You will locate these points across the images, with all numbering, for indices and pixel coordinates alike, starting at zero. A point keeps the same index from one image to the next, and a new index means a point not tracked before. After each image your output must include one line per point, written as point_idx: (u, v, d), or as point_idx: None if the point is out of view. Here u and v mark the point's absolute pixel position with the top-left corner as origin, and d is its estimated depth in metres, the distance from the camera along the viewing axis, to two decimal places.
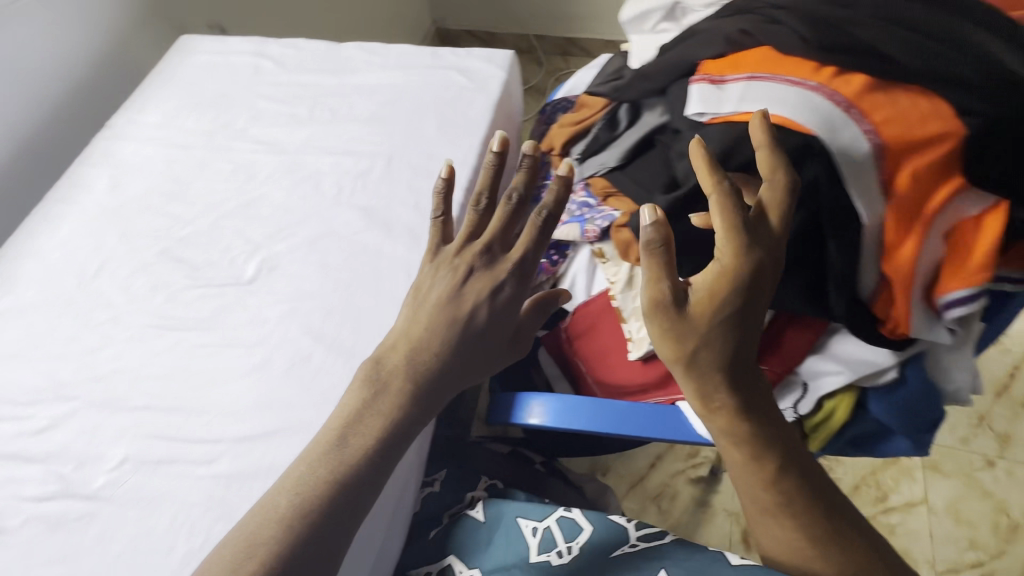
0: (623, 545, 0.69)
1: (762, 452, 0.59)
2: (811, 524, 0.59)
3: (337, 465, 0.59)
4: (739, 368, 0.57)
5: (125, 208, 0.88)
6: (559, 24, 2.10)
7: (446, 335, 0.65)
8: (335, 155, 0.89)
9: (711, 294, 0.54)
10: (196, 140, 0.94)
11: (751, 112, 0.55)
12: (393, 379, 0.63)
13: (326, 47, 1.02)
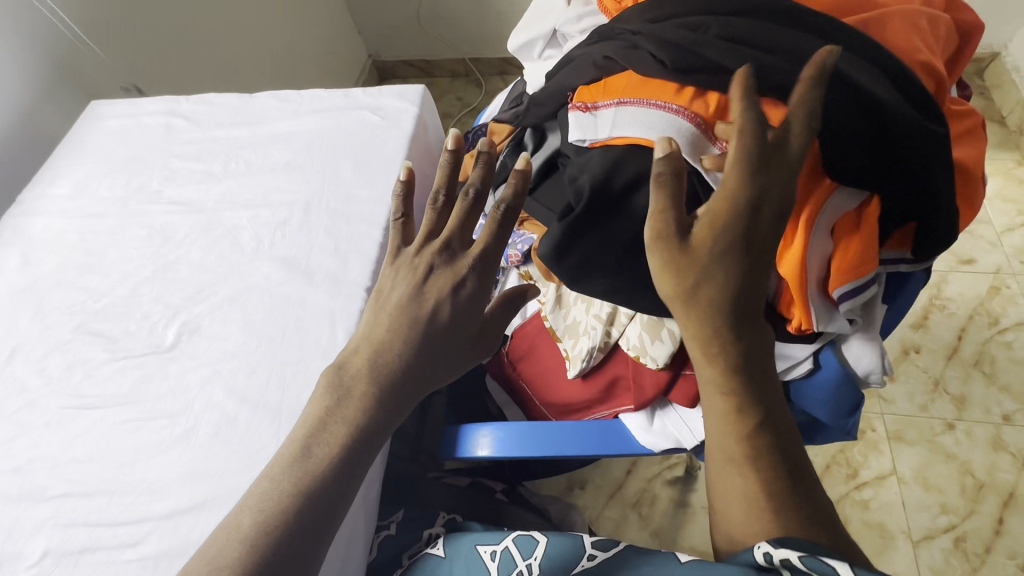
0: (582, 559, 0.65)
1: (745, 403, 0.57)
2: (780, 487, 0.56)
3: (272, 504, 0.56)
4: (741, 311, 0.54)
5: (38, 286, 0.85)
6: (492, 49, 2.14)
7: (406, 339, 0.63)
8: (253, 208, 0.88)
9: (716, 232, 0.51)
10: (109, 207, 0.92)
11: (624, 136, 0.57)
12: (357, 383, 0.62)
13: (238, 99, 1.02)
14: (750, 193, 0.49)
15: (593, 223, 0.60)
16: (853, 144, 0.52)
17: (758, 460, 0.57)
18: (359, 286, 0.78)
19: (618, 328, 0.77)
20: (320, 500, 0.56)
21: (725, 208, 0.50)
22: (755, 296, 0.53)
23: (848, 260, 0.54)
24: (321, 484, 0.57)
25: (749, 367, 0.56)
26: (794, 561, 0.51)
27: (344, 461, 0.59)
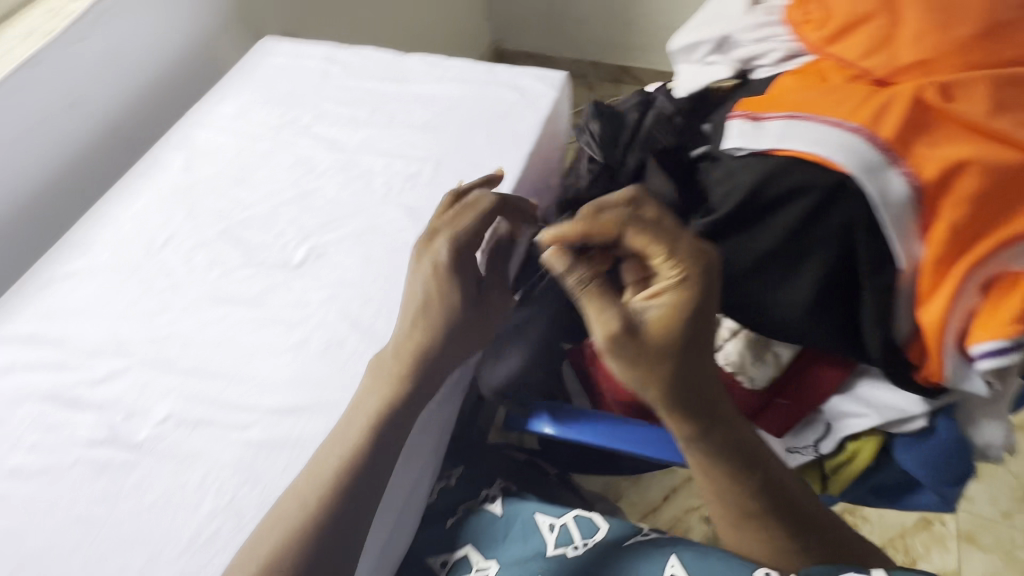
0: (636, 535, 0.70)
1: (726, 465, 0.63)
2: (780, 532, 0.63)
3: (359, 436, 0.65)
4: (698, 375, 0.60)
5: (196, 189, 0.96)
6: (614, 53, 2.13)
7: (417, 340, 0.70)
8: (389, 156, 0.94)
9: (668, 321, 0.58)
10: (265, 132, 1.02)
11: (791, 148, 0.56)
12: (410, 370, 0.69)
13: (390, 57, 1.09)
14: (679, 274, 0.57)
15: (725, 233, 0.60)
16: (747, 284, 0.61)
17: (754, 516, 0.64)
18: None
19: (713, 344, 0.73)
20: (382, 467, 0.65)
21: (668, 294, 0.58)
22: (705, 372, 0.60)
23: (996, 318, 0.52)
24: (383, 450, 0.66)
25: (714, 430, 0.62)
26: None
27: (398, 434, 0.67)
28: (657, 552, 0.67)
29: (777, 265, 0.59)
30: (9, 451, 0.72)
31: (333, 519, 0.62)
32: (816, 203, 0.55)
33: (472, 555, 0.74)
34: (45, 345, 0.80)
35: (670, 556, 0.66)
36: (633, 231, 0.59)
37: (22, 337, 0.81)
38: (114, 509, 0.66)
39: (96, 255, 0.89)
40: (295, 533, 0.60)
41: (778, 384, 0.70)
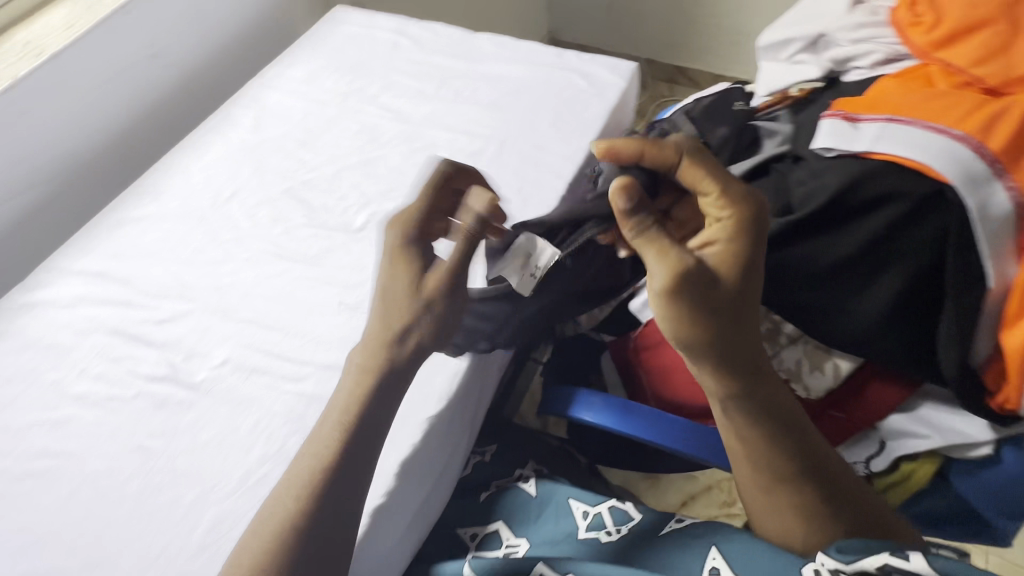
0: (671, 521, 0.70)
1: (759, 419, 0.63)
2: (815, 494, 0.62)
3: None
4: (740, 320, 0.60)
5: (263, 147, 0.98)
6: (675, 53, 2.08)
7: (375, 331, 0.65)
8: (453, 132, 0.95)
9: (721, 262, 0.58)
10: (333, 98, 1.03)
11: (888, 153, 0.55)
12: (374, 368, 0.64)
13: (460, 35, 1.10)
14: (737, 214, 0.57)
15: (806, 232, 0.59)
16: (823, 293, 0.60)
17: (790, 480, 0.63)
18: None
19: (772, 347, 0.70)
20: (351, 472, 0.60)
21: (726, 236, 0.58)
22: (748, 315, 0.60)
23: None
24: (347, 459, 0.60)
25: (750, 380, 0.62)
26: (870, 571, 0.53)
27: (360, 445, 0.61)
28: (697, 546, 0.65)
29: (856, 273, 0.58)
30: (77, 378, 0.76)
31: (327, 500, 0.59)
32: (907, 210, 0.55)
33: (503, 531, 0.75)
34: (114, 282, 0.84)
35: (710, 545, 0.64)
36: (690, 168, 0.59)
37: (93, 272, 0.85)
38: (170, 442, 0.69)
39: (165, 202, 0.93)
40: (313, 488, 0.59)
41: (836, 399, 0.68)
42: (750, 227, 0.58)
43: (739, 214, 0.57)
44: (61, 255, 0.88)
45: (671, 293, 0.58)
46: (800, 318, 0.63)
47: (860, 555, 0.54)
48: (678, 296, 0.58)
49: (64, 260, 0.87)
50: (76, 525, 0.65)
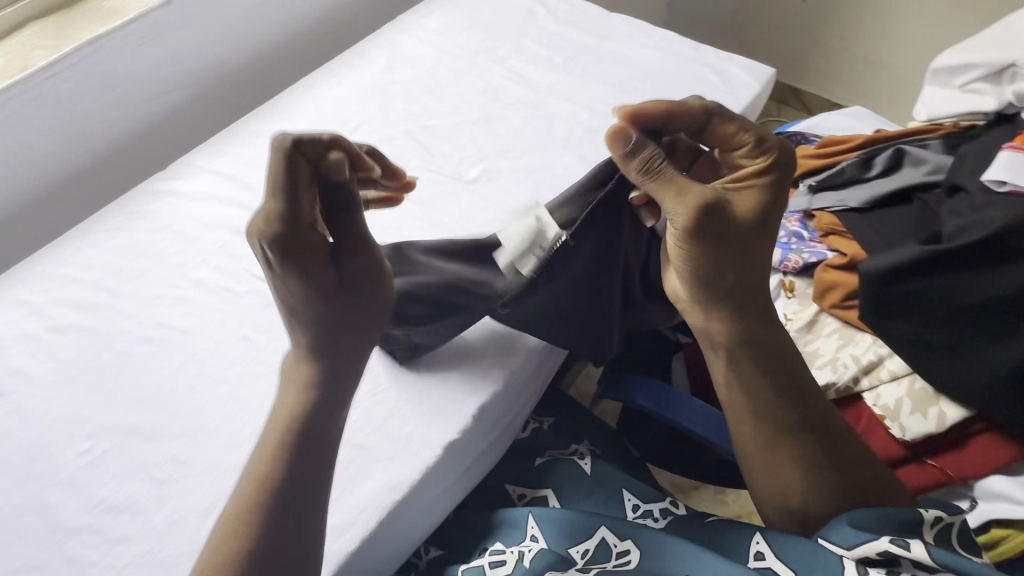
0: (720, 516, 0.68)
1: (752, 366, 0.63)
2: (819, 458, 0.61)
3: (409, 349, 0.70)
4: (752, 259, 0.60)
5: (391, 88, 1.02)
6: (802, 75, 1.83)
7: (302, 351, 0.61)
8: (576, 105, 0.96)
9: (746, 203, 0.59)
10: (463, 53, 1.06)
11: None
12: (310, 387, 0.60)
13: (598, 13, 1.10)
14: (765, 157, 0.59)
15: (954, 262, 0.64)
16: (957, 337, 0.64)
17: (790, 441, 0.62)
18: None
19: (871, 379, 0.71)
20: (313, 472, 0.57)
21: (754, 177, 0.59)
22: (760, 256, 0.61)
23: None
24: (298, 469, 0.57)
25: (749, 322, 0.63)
26: (871, 555, 0.54)
27: (316, 455, 0.58)
28: (743, 527, 0.63)
29: (991, 323, 0.63)
30: (199, 265, 0.82)
31: (286, 490, 0.56)
32: None
33: (551, 500, 0.76)
34: (241, 186, 0.90)
35: (754, 533, 0.61)
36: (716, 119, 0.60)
37: (224, 173, 0.92)
38: (273, 339, 0.75)
39: (295, 123, 0.98)
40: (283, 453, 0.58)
41: (935, 445, 0.67)
42: (776, 170, 0.60)
43: (767, 156, 0.59)
44: (196, 154, 0.95)
45: (692, 226, 0.57)
46: (921, 356, 0.65)
47: (861, 544, 0.55)
48: (703, 228, 0.57)
49: (200, 158, 0.94)
50: (181, 392, 0.71)
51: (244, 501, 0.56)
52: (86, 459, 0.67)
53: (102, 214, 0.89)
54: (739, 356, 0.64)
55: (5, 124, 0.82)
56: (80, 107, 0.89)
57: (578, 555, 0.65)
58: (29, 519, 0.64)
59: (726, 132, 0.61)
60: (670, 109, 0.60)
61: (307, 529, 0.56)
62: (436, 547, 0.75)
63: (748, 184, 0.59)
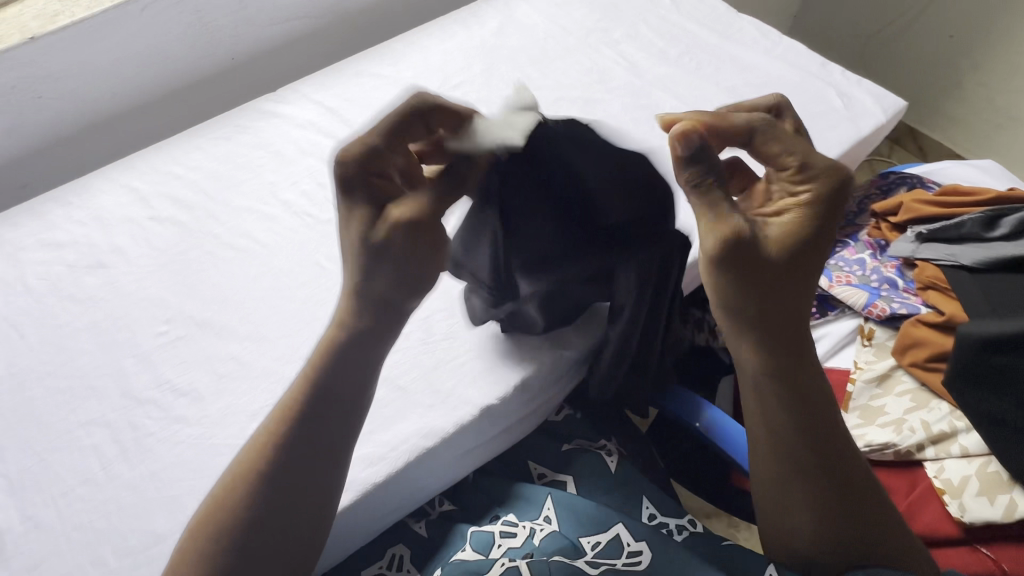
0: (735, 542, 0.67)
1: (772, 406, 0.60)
2: (833, 508, 0.59)
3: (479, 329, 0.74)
4: (793, 300, 0.55)
5: (498, 52, 1.02)
6: (934, 120, 1.66)
7: (352, 320, 0.57)
8: (681, 103, 0.92)
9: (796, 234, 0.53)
10: (577, 29, 1.04)
11: None
12: (367, 368, 0.59)
13: (724, 12, 1.05)
14: (825, 179, 0.53)
15: None
16: None
17: (802, 487, 0.59)
18: None
19: (938, 450, 0.66)
20: (342, 429, 0.58)
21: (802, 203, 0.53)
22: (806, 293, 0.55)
23: None
24: (335, 427, 0.58)
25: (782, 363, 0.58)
26: None
27: (342, 411, 0.58)
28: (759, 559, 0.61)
29: None
30: (288, 187, 0.87)
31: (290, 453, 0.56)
32: None
33: (569, 485, 0.76)
34: (339, 121, 0.94)
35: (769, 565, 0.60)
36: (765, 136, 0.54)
37: (326, 106, 0.96)
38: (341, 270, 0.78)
39: (401, 69, 1.00)
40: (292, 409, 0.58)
41: (994, 532, 0.63)
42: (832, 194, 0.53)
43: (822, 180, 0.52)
44: (305, 82, 0.99)
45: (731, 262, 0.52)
46: (998, 433, 0.63)
47: None
48: (745, 263, 0.52)
49: (308, 88, 0.98)
50: (252, 300, 0.76)
51: (256, 447, 0.57)
52: (162, 341, 0.73)
53: (212, 123, 0.95)
54: (763, 390, 0.60)
55: (147, 21, 0.90)
56: (212, 17, 0.95)
57: (589, 546, 0.65)
58: (105, 381, 0.71)
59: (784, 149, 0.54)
60: (710, 122, 0.53)
61: (301, 481, 0.56)
62: (449, 502, 0.77)
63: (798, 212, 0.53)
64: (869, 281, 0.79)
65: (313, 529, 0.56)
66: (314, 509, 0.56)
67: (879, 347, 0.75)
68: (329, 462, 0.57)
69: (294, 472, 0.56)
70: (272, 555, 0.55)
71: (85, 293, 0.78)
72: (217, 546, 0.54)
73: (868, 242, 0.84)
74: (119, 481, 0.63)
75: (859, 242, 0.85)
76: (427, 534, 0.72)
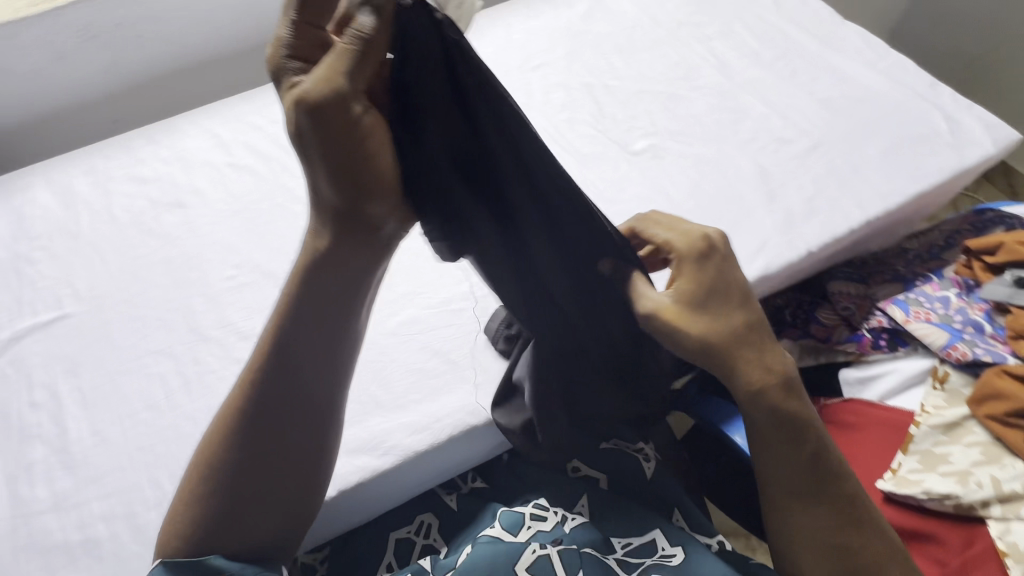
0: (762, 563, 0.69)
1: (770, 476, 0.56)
2: (833, 534, 0.54)
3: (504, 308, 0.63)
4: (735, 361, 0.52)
5: (584, 36, 0.99)
6: None
7: (332, 234, 0.49)
8: (770, 109, 0.88)
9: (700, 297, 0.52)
10: (667, 21, 1.00)
11: None
12: (355, 286, 0.52)
13: (828, 18, 0.99)
14: (701, 239, 0.54)
15: None
16: None
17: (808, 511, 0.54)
18: (805, 243, 0.75)
19: (1005, 510, 0.62)
20: (323, 384, 0.55)
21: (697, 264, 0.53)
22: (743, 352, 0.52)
23: None
24: (314, 366, 0.54)
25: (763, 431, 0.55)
26: None
27: (300, 357, 0.53)
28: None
29: None
30: None
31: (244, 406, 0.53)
32: None
33: (604, 482, 0.76)
34: None
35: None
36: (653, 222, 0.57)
37: None
38: None
39: (483, 44, 0.99)
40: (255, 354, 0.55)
41: None
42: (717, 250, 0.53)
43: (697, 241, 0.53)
44: None
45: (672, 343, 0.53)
46: None
47: None
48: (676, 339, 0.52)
49: None
50: None
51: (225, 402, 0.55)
52: (230, 284, 0.76)
53: None
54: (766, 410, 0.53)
55: None
56: None
57: (620, 545, 0.68)
58: (175, 315, 0.74)
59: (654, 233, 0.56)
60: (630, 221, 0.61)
61: (254, 433, 0.53)
62: (480, 479, 0.78)
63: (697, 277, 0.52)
64: (951, 321, 0.75)
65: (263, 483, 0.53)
66: (306, 468, 0.55)
67: (952, 392, 0.71)
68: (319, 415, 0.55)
69: (262, 418, 0.53)
70: (273, 507, 0.54)
71: (163, 229, 0.82)
72: (205, 500, 0.53)
73: (954, 280, 0.79)
74: (178, 411, 0.67)
75: (943, 279, 0.80)
76: (456, 508, 0.75)
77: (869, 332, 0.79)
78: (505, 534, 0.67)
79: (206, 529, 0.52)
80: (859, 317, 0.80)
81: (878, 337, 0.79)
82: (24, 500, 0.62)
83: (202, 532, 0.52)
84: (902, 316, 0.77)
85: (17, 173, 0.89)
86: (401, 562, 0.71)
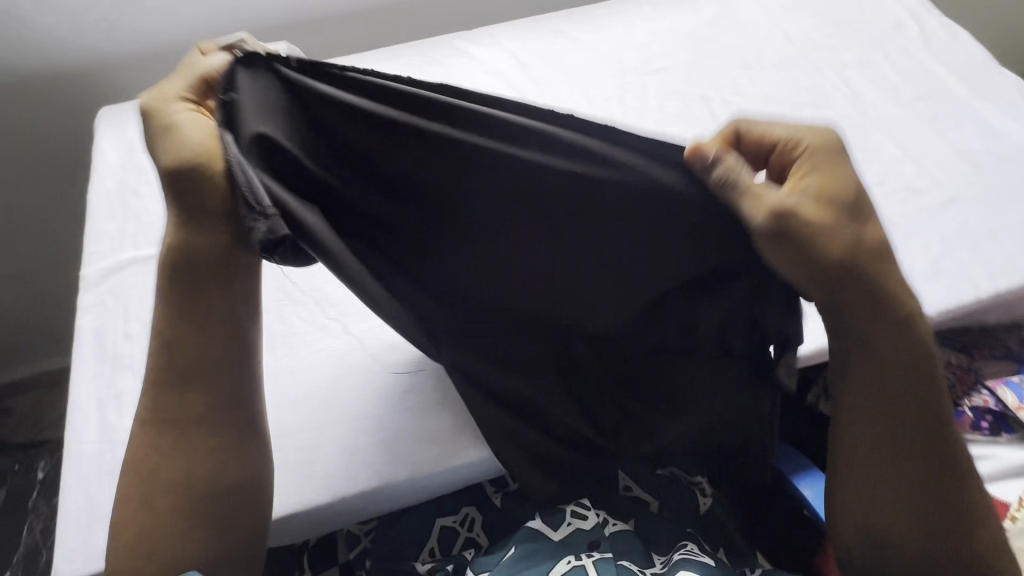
0: None
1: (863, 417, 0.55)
2: (908, 481, 0.55)
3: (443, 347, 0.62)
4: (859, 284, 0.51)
5: (708, 44, 0.94)
6: None
7: (185, 227, 0.51)
8: (903, 153, 0.81)
9: (827, 203, 0.49)
10: (801, 40, 0.94)
11: None
12: (230, 269, 0.54)
13: (982, 61, 0.90)
14: (826, 145, 0.51)
15: None
16: None
17: (885, 462, 0.55)
18: (925, 307, 0.70)
19: None
20: (204, 382, 0.56)
21: (821, 171, 0.50)
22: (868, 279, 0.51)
23: None
24: (205, 348, 0.55)
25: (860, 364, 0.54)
26: None
27: (179, 348, 0.55)
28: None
29: None
30: None
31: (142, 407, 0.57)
32: None
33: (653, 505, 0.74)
34: (528, 76, 0.91)
35: None
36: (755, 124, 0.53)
37: (517, 57, 0.93)
38: None
39: (601, 39, 0.95)
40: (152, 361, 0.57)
41: None
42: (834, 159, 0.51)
43: (819, 147, 0.51)
44: (502, 30, 0.97)
45: (796, 238, 0.48)
46: None
47: None
48: (800, 236, 0.48)
49: (504, 36, 0.96)
50: None
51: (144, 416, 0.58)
52: None
53: (407, 48, 0.96)
54: (869, 357, 0.54)
55: None
56: None
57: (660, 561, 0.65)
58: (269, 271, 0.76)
59: (769, 130, 0.52)
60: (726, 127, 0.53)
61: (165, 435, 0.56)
62: None
63: (824, 182, 0.50)
64: None
65: (169, 475, 0.56)
66: (219, 459, 0.56)
67: None
68: (216, 398, 0.57)
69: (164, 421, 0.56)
70: (199, 505, 0.56)
71: None
72: (143, 498, 0.55)
73: None
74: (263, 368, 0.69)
75: None
76: (501, 506, 0.74)
77: (970, 410, 0.74)
78: (545, 529, 0.63)
79: (145, 534, 0.54)
80: (961, 391, 0.75)
81: (978, 416, 0.73)
82: (110, 427, 0.64)
83: (141, 537, 0.54)
84: (1010, 402, 0.73)
85: (131, 104, 0.91)
86: (444, 549, 0.72)
